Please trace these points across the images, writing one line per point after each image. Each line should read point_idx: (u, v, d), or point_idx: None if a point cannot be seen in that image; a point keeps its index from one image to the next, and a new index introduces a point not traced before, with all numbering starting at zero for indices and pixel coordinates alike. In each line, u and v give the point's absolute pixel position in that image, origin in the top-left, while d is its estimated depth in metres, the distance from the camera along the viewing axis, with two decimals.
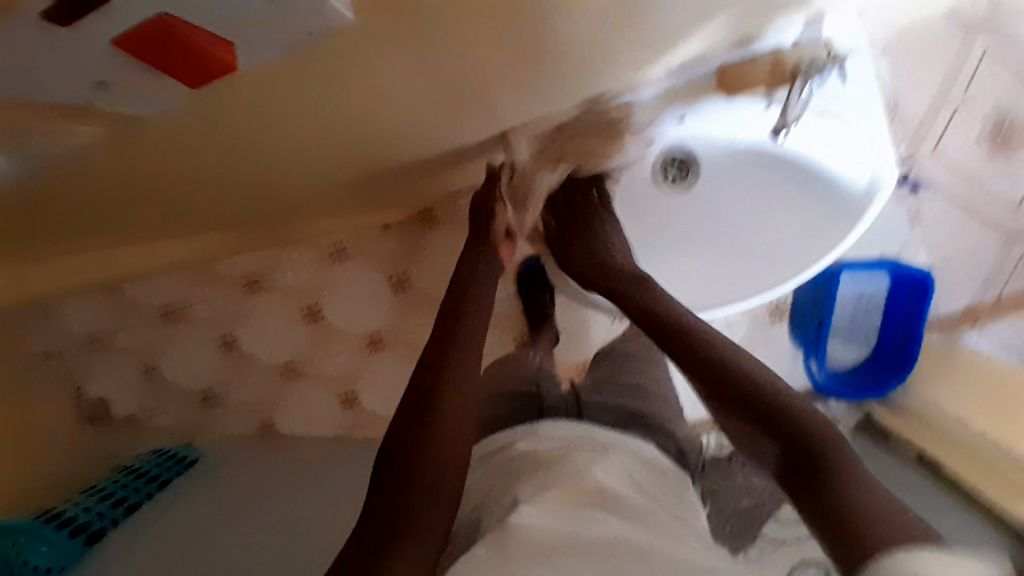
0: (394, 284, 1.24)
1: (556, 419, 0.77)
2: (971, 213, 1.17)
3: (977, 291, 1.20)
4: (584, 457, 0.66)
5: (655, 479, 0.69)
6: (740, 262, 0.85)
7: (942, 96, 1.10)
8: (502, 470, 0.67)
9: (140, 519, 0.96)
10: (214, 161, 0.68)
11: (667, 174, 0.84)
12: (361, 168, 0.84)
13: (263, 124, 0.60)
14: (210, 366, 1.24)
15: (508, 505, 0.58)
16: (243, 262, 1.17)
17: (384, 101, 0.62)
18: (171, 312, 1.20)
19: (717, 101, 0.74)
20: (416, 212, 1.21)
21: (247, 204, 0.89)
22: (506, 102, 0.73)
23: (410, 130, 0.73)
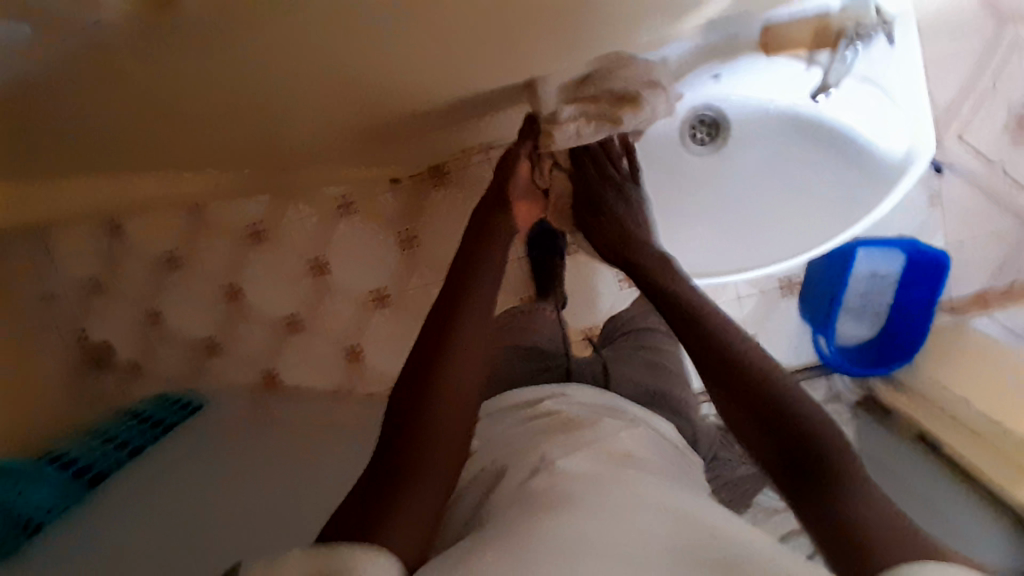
0: (402, 241, 1.23)
1: (579, 385, 0.77)
2: (991, 196, 1.15)
3: (990, 276, 1.19)
4: (604, 424, 0.65)
5: (672, 451, 0.68)
6: (754, 236, 0.84)
7: (972, 79, 1.09)
8: (524, 430, 0.67)
9: (142, 462, 0.97)
10: (221, 98, 0.66)
11: (695, 134, 0.84)
12: (374, 115, 0.82)
13: (276, 57, 0.57)
14: (213, 313, 1.24)
15: (536, 461, 0.58)
16: (250, 208, 1.20)
17: (402, 42, 0.59)
18: (175, 258, 1.21)
19: (756, 58, 0.73)
20: (426, 169, 1.20)
21: (252, 147, 0.88)
22: (529, 51, 0.70)
23: (427, 76, 0.70)
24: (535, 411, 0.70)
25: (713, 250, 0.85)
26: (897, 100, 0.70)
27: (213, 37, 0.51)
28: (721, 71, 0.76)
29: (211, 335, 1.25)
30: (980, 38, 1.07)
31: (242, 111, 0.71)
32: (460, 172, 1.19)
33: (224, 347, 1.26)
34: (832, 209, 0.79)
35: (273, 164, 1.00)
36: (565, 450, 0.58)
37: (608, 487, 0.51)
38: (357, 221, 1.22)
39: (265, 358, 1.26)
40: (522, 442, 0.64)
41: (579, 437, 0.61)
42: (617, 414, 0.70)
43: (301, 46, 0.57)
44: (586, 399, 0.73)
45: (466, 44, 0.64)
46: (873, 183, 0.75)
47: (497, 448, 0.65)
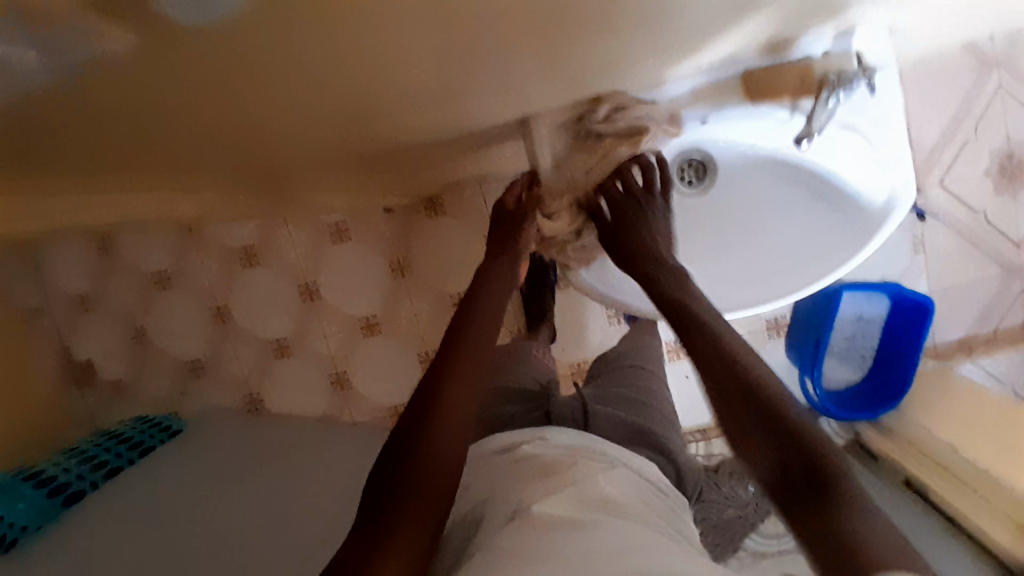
0: (394, 269, 1.23)
1: (559, 428, 0.77)
2: (974, 244, 1.17)
3: (975, 322, 1.20)
4: (586, 465, 0.64)
5: (651, 491, 0.67)
6: (744, 274, 0.85)
7: (953, 128, 1.13)
8: (503, 472, 0.66)
9: (116, 485, 0.95)
10: (219, 123, 0.67)
11: (684, 175, 0.85)
12: (372, 143, 0.83)
13: (274, 84, 0.59)
14: (199, 336, 1.23)
15: (512, 507, 0.57)
16: (243, 232, 1.20)
17: (397, 75, 0.61)
18: (163, 279, 1.21)
19: (743, 108, 0.73)
20: (420, 199, 1.21)
21: (247, 171, 0.89)
22: (521, 89, 0.72)
23: (422, 109, 0.71)
24: (517, 452, 0.69)
25: (698, 289, 0.87)
26: (879, 143, 0.71)
27: (211, 60, 0.53)
28: (710, 116, 0.76)
29: (196, 357, 1.23)
30: (962, 87, 1.10)
31: (241, 134, 0.72)
32: (454, 203, 1.21)
33: (209, 369, 1.24)
34: (819, 246, 0.80)
35: (270, 186, 1.01)
36: (542, 495, 0.57)
37: (585, 532, 0.50)
38: (349, 248, 1.23)
39: (250, 382, 1.24)
40: (505, 484, 0.63)
41: (556, 480, 0.60)
42: (599, 456, 0.69)
43: (308, 72, 0.58)
44: (568, 439, 0.72)
45: (468, 77, 0.66)
46: (858, 229, 0.76)
47: (482, 489, 0.64)
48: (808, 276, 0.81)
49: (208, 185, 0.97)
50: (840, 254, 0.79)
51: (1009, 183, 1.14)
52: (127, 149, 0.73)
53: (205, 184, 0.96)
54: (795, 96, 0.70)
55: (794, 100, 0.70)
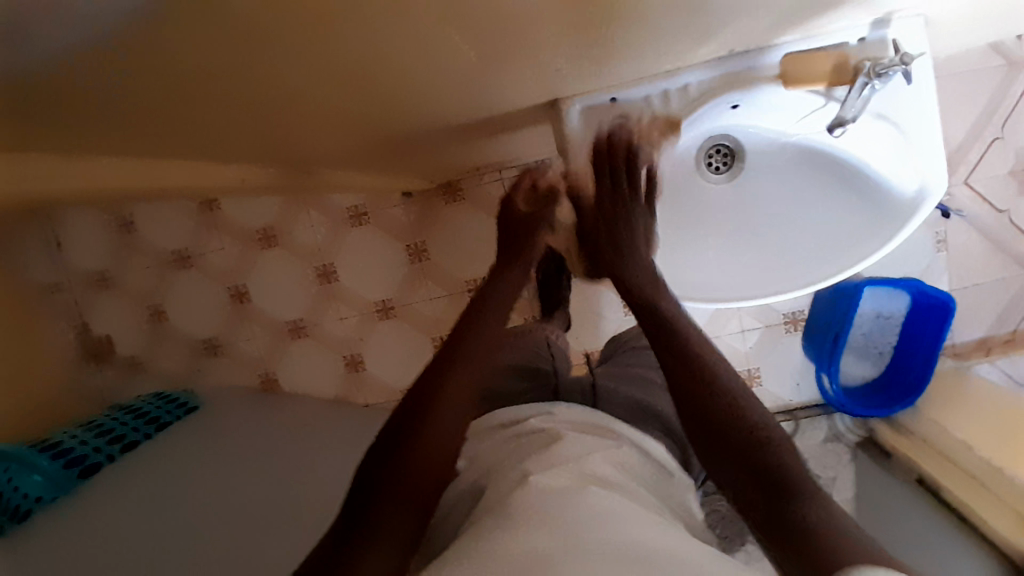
0: (412, 253, 1.24)
1: (569, 404, 0.76)
2: (996, 244, 1.16)
3: (993, 323, 1.19)
4: (590, 442, 0.63)
5: (662, 479, 0.65)
6: (759, 268, 0.84)
7: (979, 126, 1.12)
8: (510, 445, 0.64)
9: (134, 457, 0.97)
10: (244, 105, 0.68)
11: (712, 162, 0.85)
12: (392, 125, 0.83)
13: (299, 69, 0.59)
14: (216, 315, 1.25)
15: (515, 479, 0.55)
16: (263, 212, 1.22)
17: (423, 58, 0.61)
18: (183, 257, 1.24)
19: (774, 88, 0.72)
20: (439, 185, 1.22)
21: (268, 148, 0.89)
22: (549, 73, 0.72)
23: (444, 91, 0.72)
24: (523, 427, 0.67)
25: (718, 278, 0.85)
26: (912, 138, 0.72)
27: (240, 45, 0.53)
28: (742, 101, 0.75)
29: (213, 335, 1.25)
30: (991, 85, 1.10)
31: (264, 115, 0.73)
32: (473, 189, 1.22)
33: (224, 348, 1.26)
34: (845, 234, 0.80)
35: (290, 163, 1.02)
36: (544, 466, 0.56)
37: (590, 503, 0.49)
38: (367, 231, 1.24)
39: (266, 362, 1.26)
40: (514, 454, 0.62)
41: (555, 455, 0.58)
42: (606, 432, 0.68)
43: (341, 57, 0.58)
44: (578, 417, 0.71)
45: (493, 58, 0.66)
46: (883, 220, 0.76)
47: (487, 461, 0.63)
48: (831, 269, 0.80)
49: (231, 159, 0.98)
50: (863, 246, 0.78)
51: None
52: (152, 127, 0.74)
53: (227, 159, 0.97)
54: (831, 84, 0.69)
55: (829, 87, 0.70)
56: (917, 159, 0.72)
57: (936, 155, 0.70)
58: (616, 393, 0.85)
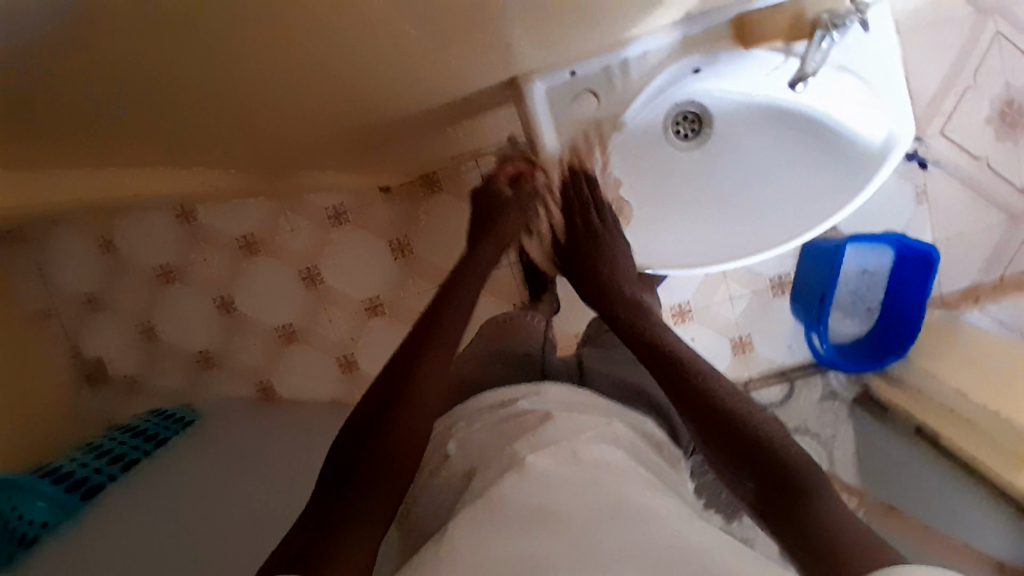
0: (396, 249, 1.24)
1: (556, 384, 0.75)
2: (978, 191, 1.16)
3: (980, 271, 1.20)
4: (580, 422, 0.62)
5: (654, 455, 0.65)
6: (737, 233, 0.85)
7: (952, 77, 1.11)
8: (502, 426, 0.64)
9: (136, 475, 0.96)
10: (209, 114, 0.67)
11: (679, 129, 0.85)
12: (361, 117, 0.82)
13: (261, 75, 0.58)
14: (206, 327, 1.24)
15: (506, 461, 0.56)
16: (243, 220, 1.21)
17: (384, 46, 0.60)
18: (166, 271, 1.22)
19: (735, 51, 0.72)
20: (418, 177, 1.22)
21: (240, 150, 0.88)
22: (515, 51, 0.71)
23: (410, 79, 0.71)
24: (513, 409, 0.67)
25: (696, 250, 0.87)
26: (876, 86, 0.71)
27: (196, 66, 0.52)
28: (704, 66, 0.75)
29: (206, 348, 1.25)
30: (962, 32, 1.09)
31: (228, 120, 0.72)
32: (451, 179, 1.21)
33: (219, 360, 1.25)
34: (817, 189, 0.81)
35: (265, 165, 1.01)
36: (536, 447, 0.56)
37: (583, 487, 0.49)
38: (350, 231, 1.23)
39: (262, 370, 1.26)
40: (502, 437, 0.62)
41: (544, 435, 0.58)
42: (596, 411, 0.67)
43: (296, 56, 0.57)
44: (566, 395, 0.71)
45: (456, 41, 0.65)
46: (852, 172, 0.78)
47: (472, 449, 0.63)
48: (809, 227, 0.81)
49: (204, 164, 0.96)
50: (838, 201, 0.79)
51: (1009, 130, 1.13)
52: (114, 141, 0.72)
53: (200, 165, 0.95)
54: (789, 41, 0.69)
55: (786, 44, 0.69)
56: (883, 107, 0.72)
57: (904, 102, 0.70)
58: (601, 372, 0.83)
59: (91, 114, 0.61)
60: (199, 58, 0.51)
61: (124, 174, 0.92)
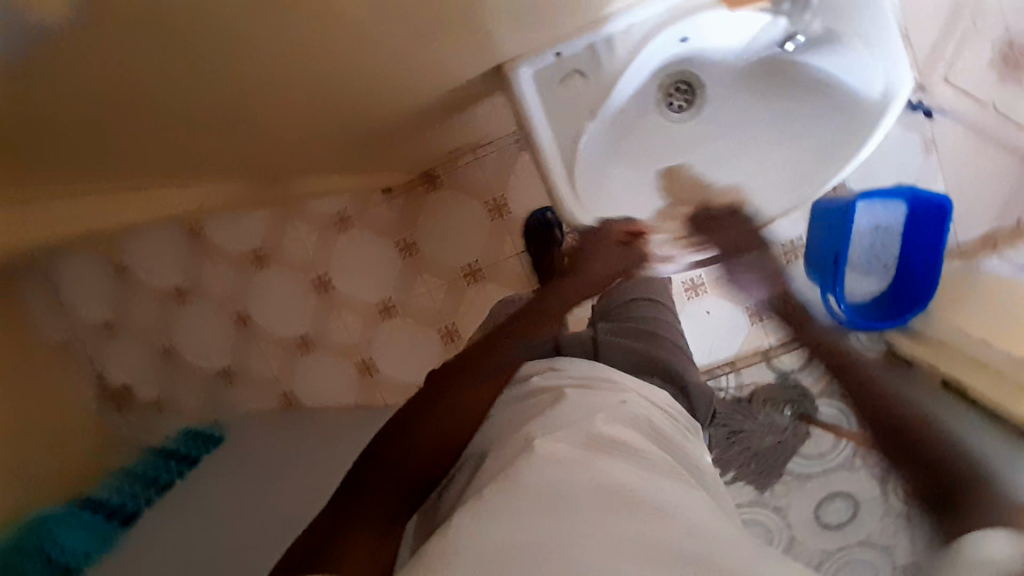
0: (402, 249, 1.26)
1: (571, 357, 0.72)
2: (987, 137, 1.15)
3: (1000, 216, 1.17)
4: (595, 402, 0.61)
5: (670, 433, 0.63)
6: (804, 170, 0.84)
7: (951, 24, 1.11)
8: (516, 407, 0.64)
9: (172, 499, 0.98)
10: (203, 132, 0.68)
11: (674, 100, 0.88)
12: (351, 119, 0.83)
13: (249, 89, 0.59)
14: (224, 341, 1.28)
15: (521, 442, 0.55)
16: (251, 232, 1.25)
17: (368, 47, 0.61)
18: (182, 292, 1.26)
19: (716, 9, 0.73)
20: (416, 176, 1.25)
21: (237, 163, 0.90)
22: (497, 38, 0.72)
23: (397, 76, 0.71)
24: (532, 388, 0.66)
25: (771, 178, 0.85)
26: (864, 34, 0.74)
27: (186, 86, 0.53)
28: (691, 33, 0.78)
29: (227, 364, 1.28)
30: None
31: (219, 137, 0.72)
32: (449, 175, 1.24)
33: (239, 375, 1.28)
34: (823, 136, 0.83)
35: (264, 177, 1.03)
36: (551, 430, 0.55)
37: (594, 471, 0.48)
38: (355, 235, 1.26)
39: (282, 380, 1.29)
40: (518, 419, 0.61)
41: (557, 416, 0.58)
42: (613, 385, 0.66)
43: (284, 64, 0.57)
44: (583, 369, 0.69)
45: (438, 35, 0.65)
46: (852, 116, 0.80)
47: (486, 433, 0.62)
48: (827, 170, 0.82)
49: (200, 181, 0.97)
50: (847, 146, 0.81)
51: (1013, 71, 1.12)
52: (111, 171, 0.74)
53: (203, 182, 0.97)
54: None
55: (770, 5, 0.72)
56: (875, 54, 0.74)
57: (897, 44, 0.73)
58: (613, 344, 0.76)
59: (88, 141, 0.61)
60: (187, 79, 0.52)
61: (129, 198, 0.95)
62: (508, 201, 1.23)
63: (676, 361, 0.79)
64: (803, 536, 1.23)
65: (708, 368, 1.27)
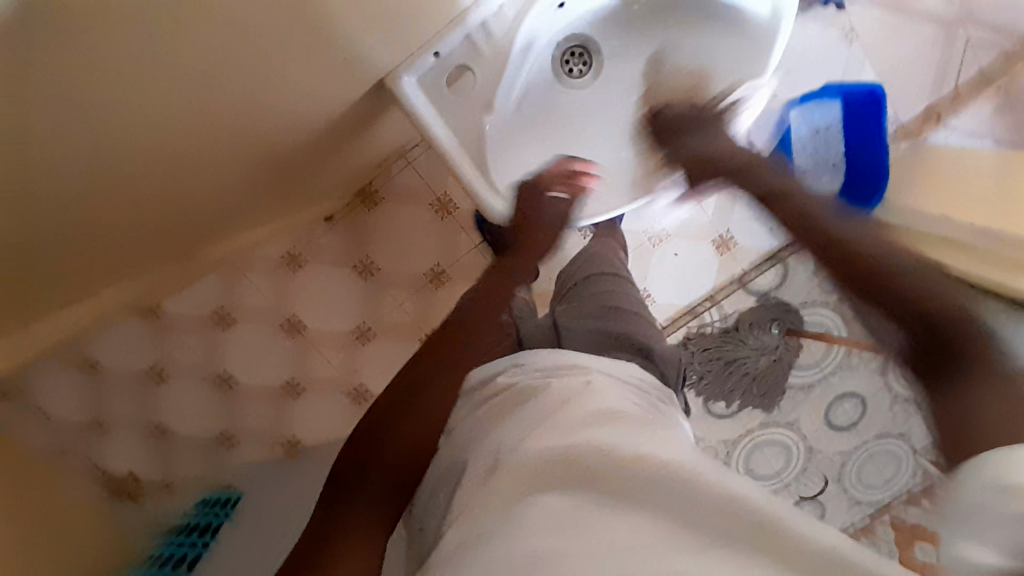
0: (361, 271, 1.25)
1: (534, 349, 0.72)
2: (900, 12, 1.17)
3: (933, 90, 1.19)
4: (563, 387, 0.60)
5: (639, 396, 0.65)
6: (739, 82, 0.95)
7: None
8: (483, 412, 0.63)
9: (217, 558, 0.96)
10: (123, 179, 0.64)
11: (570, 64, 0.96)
12: (268, 143, 0.80)
13: (160, 113, 0.57)
14: (211, 408, 1.24)
15: (494, 450, 0.54)
16: (205, 295, 1.21)
17: (271, 45, 0.61)
18: (157, 369, 1.21)
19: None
20: (355, 195, 1.24)
21: (168, 224, 0.85)
22: (390, 15, 0.71)
23: (304, 76, 0.70)
24: (495, 389, 0.65)
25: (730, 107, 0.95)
26: None
27: (92, 109, 0.51)
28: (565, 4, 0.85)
29: (222, 428, 1.24)
30: None
31: (142, 186, 0.69)
32: (386, 186, 1.24)
33: (238, 435, 1.25)
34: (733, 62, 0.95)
35: (207, 232, 1.00)
36: (526, 430, 0.54)
37: (584, 460, 0.48)
38: (310, 270, 1.24)
39: (280, 429, 1.26)
40: (486, 423, 0.60)
41: (529, 413, 0.57)
42: (576, 367, 0.65)
43: (203, 68, 0.55)
44: (545, 359, 0.67)
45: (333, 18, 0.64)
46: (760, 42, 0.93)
47: (458, 442, 0.61)
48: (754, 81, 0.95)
49: (146, 252, 0.93)
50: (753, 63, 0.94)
51: None
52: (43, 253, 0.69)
53: (147, 252, 0.93)
54: None
55: None
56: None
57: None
58: (579, 327, 0.79)
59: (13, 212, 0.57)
60: (92, 99, 0.50)
61: (77, 289, 0.90)
62: (452, 198, 1.23)
63: (635, 330, 0.82)
64: (819, 445, 1.28)
65: (689, 307, 1.26)
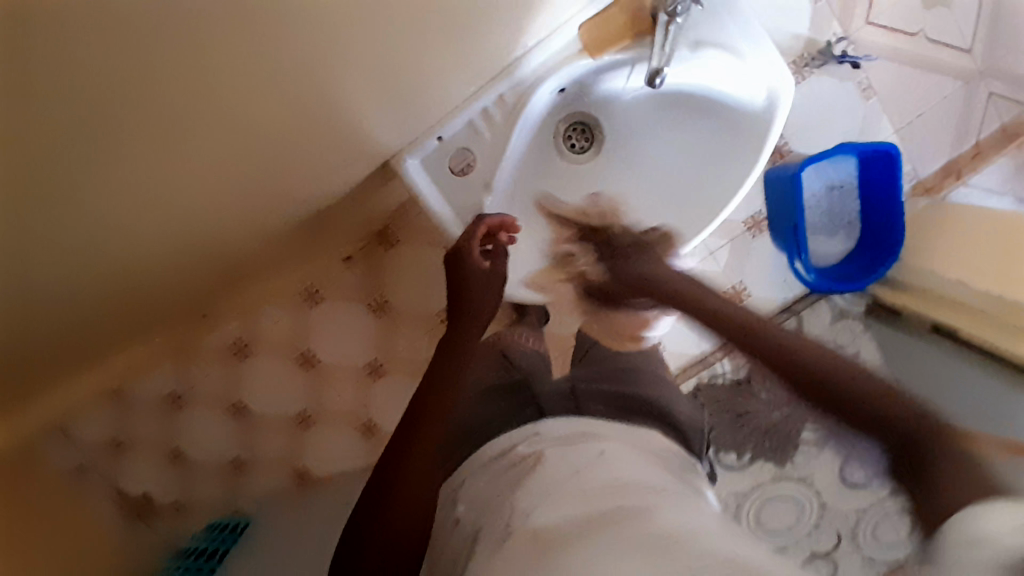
0: (376, 308, 1.28)
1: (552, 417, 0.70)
2: (922, 68, 1.16)
3: (953, 145, 1.19)
4: (569, 459, 0.58)
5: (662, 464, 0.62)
6: (707, 188, 0.95)
7: None
8: (497, 482, 0.61)
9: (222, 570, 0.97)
10: (160, 230, 0.67)
11: (572, 140, 0.97)
12: (291, 191, 0.82)
13: (202, 168, 0.60)
14: (227, 438, 1.27)
15: (504, 524, 0.53)
16: (228, 328, 1.25)
17: (300, 106, 0.64)
18: (177, 397, 1.24)
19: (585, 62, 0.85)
20: (373, 236, 1.27)
21: (195, 269, 0.88)
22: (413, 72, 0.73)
23: (328, 130, 0.73)
24: (511, 457, 0.63)
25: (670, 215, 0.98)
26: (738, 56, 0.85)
27: (138, 169, 0.54)
28: (565, 84, 0.86)
29: (235, 455, 1.27)
30: None
31: (176, 236, 0.71)
32: (403, 228, 1.27)
33: (250, 463, 1.28)
34: (711, 169, 0.95)
35: (230, 274, 1.04)
36: (538, 498, 0.53)
37: (581, 539, 0.44)
38: (325, 305, 1.27)
39: (291, 459, 1.29)
40: (500, 492, 0.59)
41: (537, 486, 0.55)
42: (589, 437, 0.62)
43: (239, 125, 0.58)
44: (561, 429, 0.65)
45: (357, 80, 0.67)
46: (752, 134, 0.91)
47: (474, 510, 0.60)
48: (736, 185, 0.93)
49: (176, 294, 0.97)
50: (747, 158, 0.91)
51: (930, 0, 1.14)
52: (73, 304, 0.72)
53: (176, 295, 0.97)
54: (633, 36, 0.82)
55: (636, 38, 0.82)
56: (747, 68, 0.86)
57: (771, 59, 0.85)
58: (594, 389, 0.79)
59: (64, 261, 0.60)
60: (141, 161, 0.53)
61: (112, 327, 0.94)
62: None
63: (654, 393, 0.81)
64: (833, 501, 1.24)
65: (701, 356, 1.27)
